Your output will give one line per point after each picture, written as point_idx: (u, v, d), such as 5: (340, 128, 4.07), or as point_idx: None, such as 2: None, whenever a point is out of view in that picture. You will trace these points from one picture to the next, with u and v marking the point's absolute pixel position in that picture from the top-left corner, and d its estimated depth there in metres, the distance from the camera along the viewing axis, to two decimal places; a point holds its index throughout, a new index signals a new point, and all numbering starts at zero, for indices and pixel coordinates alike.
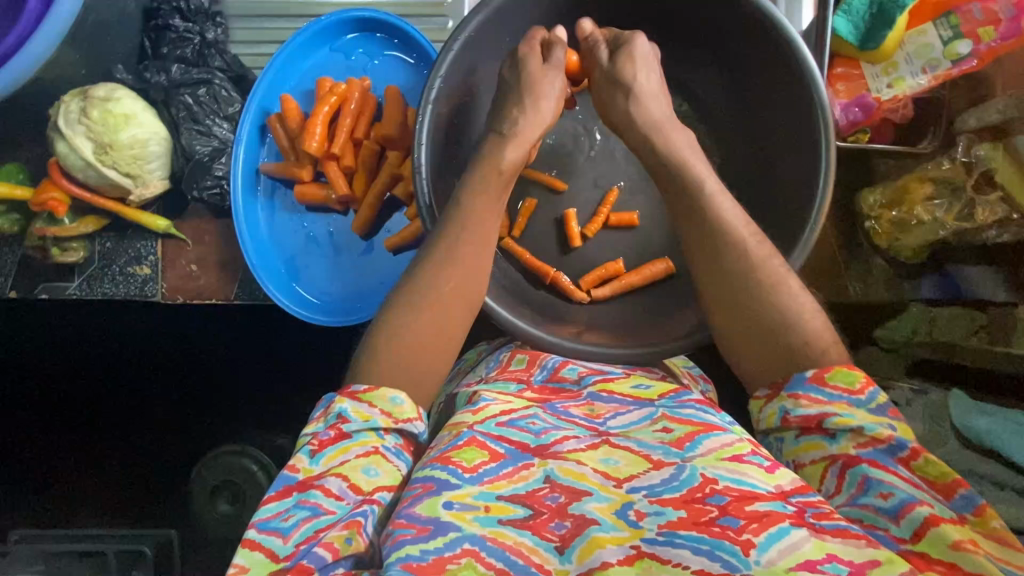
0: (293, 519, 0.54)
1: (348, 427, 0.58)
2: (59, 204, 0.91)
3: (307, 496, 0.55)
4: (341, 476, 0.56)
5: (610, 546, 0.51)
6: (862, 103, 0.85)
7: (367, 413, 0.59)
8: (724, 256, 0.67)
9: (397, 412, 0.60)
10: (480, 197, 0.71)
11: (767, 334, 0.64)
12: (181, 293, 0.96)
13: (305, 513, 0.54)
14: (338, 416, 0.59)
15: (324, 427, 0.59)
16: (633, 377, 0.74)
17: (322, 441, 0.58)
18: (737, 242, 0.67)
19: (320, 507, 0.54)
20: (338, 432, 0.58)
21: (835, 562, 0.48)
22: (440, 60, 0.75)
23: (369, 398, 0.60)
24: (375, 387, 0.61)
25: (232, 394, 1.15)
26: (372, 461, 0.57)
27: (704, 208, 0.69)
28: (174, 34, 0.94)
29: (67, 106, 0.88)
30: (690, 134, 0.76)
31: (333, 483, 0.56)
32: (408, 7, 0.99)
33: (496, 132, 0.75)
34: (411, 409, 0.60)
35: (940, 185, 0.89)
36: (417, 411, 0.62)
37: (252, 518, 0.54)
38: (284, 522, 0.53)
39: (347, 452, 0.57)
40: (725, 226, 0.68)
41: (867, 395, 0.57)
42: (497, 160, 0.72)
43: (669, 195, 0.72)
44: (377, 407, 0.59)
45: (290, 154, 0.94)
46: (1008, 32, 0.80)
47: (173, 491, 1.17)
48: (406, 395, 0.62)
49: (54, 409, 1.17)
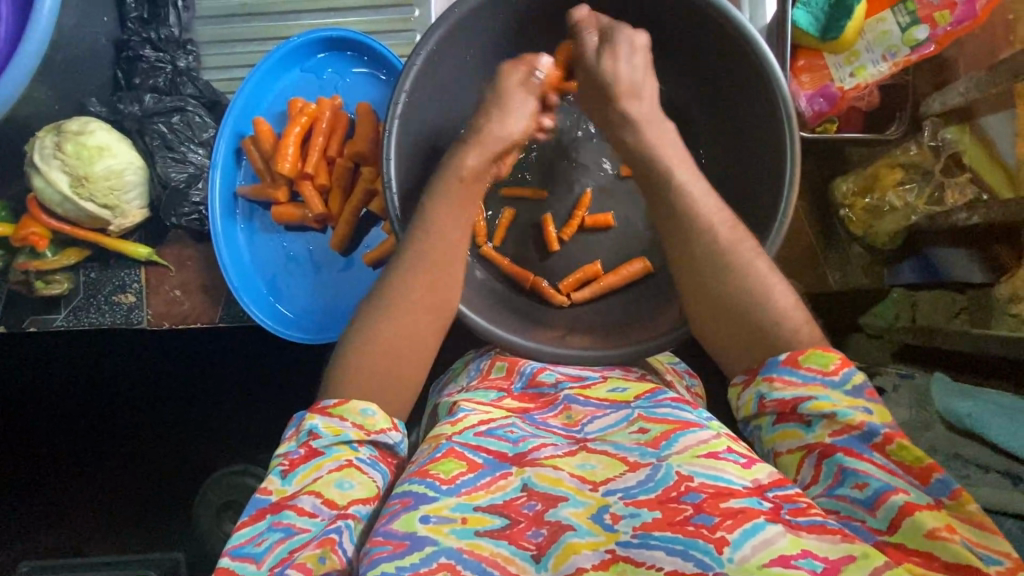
0: (266, 543, 0.54)
1: (318, 443, 0.59)
2: (40, 238, 0.92)
3: (280, 517, 0.55)
4: (314, 493, 0.56)
5: (585, 551, 0.51)
6: (826, 93, 0.86)
7: (338, 427, 0.60)
8: (691, 249, 0.67)
9: (369, 424, 0.61)
10: (445, 206, 0.72)
11: (736, 326, 0.64)
12: (168, 319, 0.96)
13: (279, 535, 0.54)
14: (308, 432, 0.60)
15: (295, 445, 0.59)
16: (609, 382, 0.74)
17: (293, 459, 0.58)
18: (701, 235, 0.67)
19: (293, 527, 0.55)
20: (309, 450, 0.59)
21: (810, 558, 0.48)
22: (404, 75, 0.75)
23: (340, 412, 0.61)
24: (345, 400, 0.62)
25: (227, 415, 1.16)
26: (345, 474, 0.58)
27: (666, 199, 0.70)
28: (146, 64, 0.96)
29: (41, 142, 0.89)
30: (672, 127, 0.75)
31: (306, 502, 0.56)
32: (375, 23, 1.00)
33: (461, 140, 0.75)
34: (383, 420, 0.62)
35: (910, 170, 0.91)
36: (392, 422, 0.63)
37: (224, 547, 0.55)
38: (257, 547, 0.54)
39: (320, 468, 0.57)
40: (688, 217, 0.68)
41: (841, 376, 0.57)
42: (459, 165, 0.73)
43: (642, 182, 0.73)
44: (348, 420, 0.60)
45: (266, 175, 0.95)
46: (964, 15, 0.81)
47: (176, 515, 1.18)
48: (378, 406, 0.63)
49: (52, 440, 1.18)
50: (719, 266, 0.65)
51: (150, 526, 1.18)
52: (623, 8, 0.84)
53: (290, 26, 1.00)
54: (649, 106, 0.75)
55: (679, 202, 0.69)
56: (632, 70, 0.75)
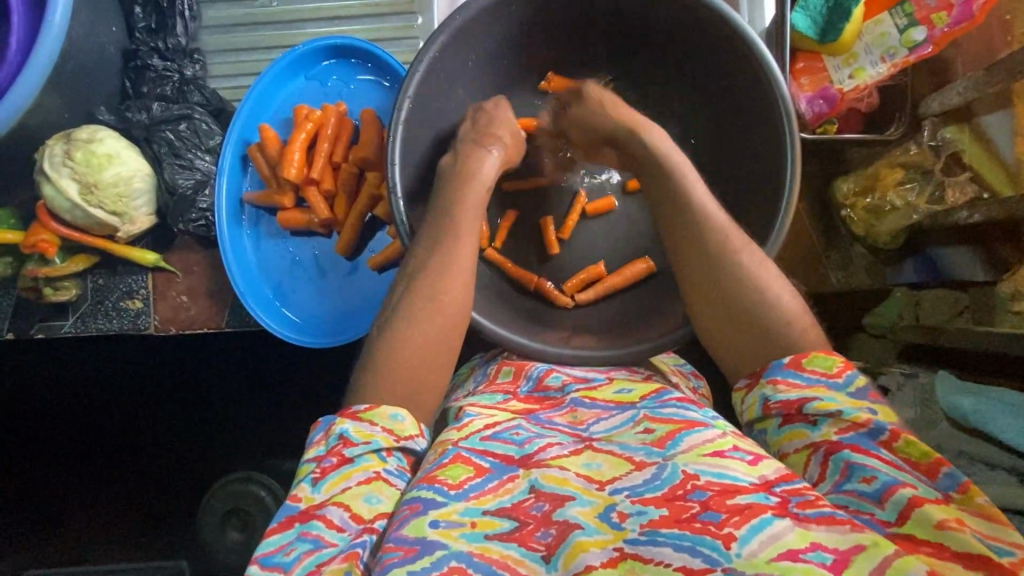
0: (295, 553, 0.54)
1: (350, 452, 0.58)
2: (49, 246, 0.93)
3: (309, 527, 0.55)
4: (342, 506, 0.56)
5: (593, 549, 0.52)
6: (825, 95, 0.88)
7: (369, 432, 0.60)
8: (704, 246, 0.69)
9: (399, 430, 0.61)
10: (468, 207, 0.74)
11: (744, 321, 0.65)
12: (174, 324, 0.97)
13: (307, 546, 0.54)
14: (340, 438, 0.59)
15: (326, 452, 0.59)
16: (615, 383, 0.74)
17: (324, 467, 0.58)
18: (714, 231, 0.69)
19: (321, 539, 0.55)
20: (341, 457, 0.58)
21: (819, 550, 0.49)
22: (407, 81, 0.76)
23: (370, 417, 0.61)
24: (375, 405, 0.62)
25: (235, 419, 1.16)
26: (373, 488, 0.57)
27: (685, 197, 0.71)
28: (154, 73, 0.98)
29: (50, 150, 0.89)
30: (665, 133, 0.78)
31: (334, 514, 0.56)
32: (378, 32, 1.01)
33: (473, 142, 0.79)
34: (412, 426, 0.62)
35: (911, 170, 0.93)
36: (419, 428, 0.64)
37: (253, 554, 0.54)
38: (286, 557, 0.54)
39: (349, 478, 0.57)
40: (703, 219, 0.70)
41: (845, 379, 0.58)
42: (481, 176, 0.76)
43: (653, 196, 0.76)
44: (378, 424, 0.60)
45: (272, 182, 0.96)
46: (961, 16, 0.81)
47: (183, 522, 1.18)
48: (406, 412, 0.63)
49: (63, 447, 1.18)
50: (715, 269, 0.68)
51: (158, 532, 1.18)
52: (623, 15, 0.85)
53: (294, 34, 1.02)
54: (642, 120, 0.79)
55: (681, 196, 0.72)
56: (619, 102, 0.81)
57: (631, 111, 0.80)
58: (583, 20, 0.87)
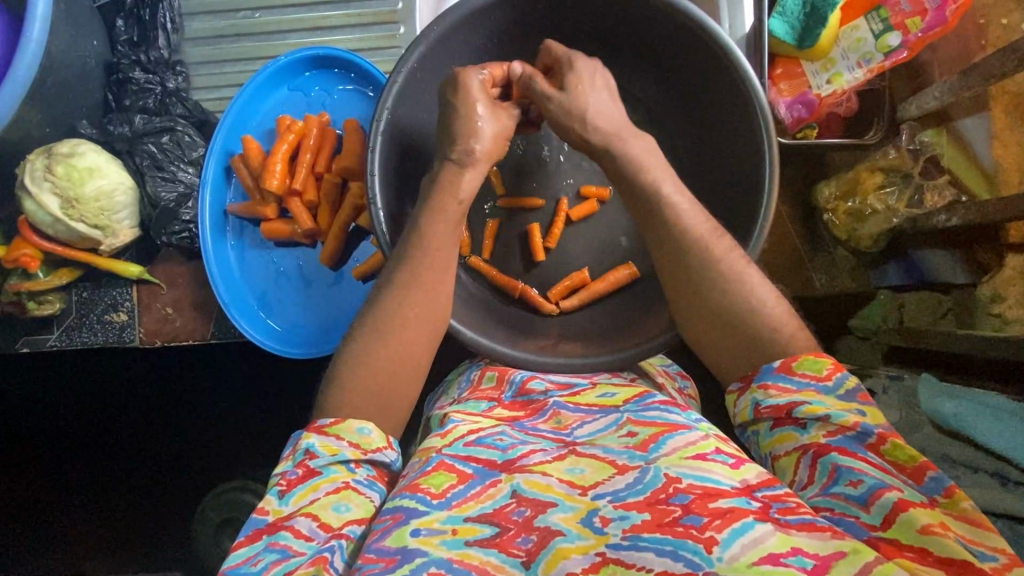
0: (263, 562, 0.53)
1: (315, 463, 0.59)
2: (31, 260, 0.92)
3: (276, 538, 0.55)
4: (310, 516, 0.56)
5: (575, 556, 0.51)
6: (804, 101, 0.88)
7: (335, 446, 0.60)
8: (689, 253, 0.68)
9: (366, 443, 0.61)
10: (433, 219, 0.71)
11: (731, 326, 0.65)
12: (159, 336, 0.97)
13: (275, 556, 0.54)
14: (305, 452, 0.60)
15: (292, 465, 0.59)
16: (599, 387, 0.74)
17: (290, 480, 0.58)
18: (697, 239, 0.68)
19: (289, 549, 0.54)
20: (306, 469, 0.58)
21: (800, 555, 0.48)
22: (386, 92, 0.76)
23: (337, 431, 0.61)
24: (340, 420, 0.62)
25: (223, 429, 1.15)
26: (342, 497, 0.58)
27: (659, 209, 0.70)
28: (136, 86, 0.98)
29: (32, 165, 0.89)
30: (649, 141, 0.74)
31: (302, 523, 0.56)
32: (360, 41, 1.01)
33: (444, 155, 0.74)
34: (379, 439, 0.62)
35: (890, 173, 0.94)
36: (388, 440, 0.64)
37: (221, 567, 0.54)
38: (254, 567, 0.53)
39: (316, 489, 0.58)
40: (681, 228, 0.69)
41: (834, 381, 0.58)
42: (450, 186, 0.72)
43: (629, 203, 0.73)
44: (344, 439, 0.60)
45: (254, 192, 0.96)
46: (934, 21, 0.82)
47: (172, 535, 1.17)
48: (373, 425, 0.63)
49: (52, 462, 1.18)
50: (697, 277, 0.67)
51: (148, 545, 1.17)
52: (599, 24, 0.85)
53: (276, 45, 1.02)
54: (624, 122, 0.74)
55: (658, 206, 0.70)
56: (600, 102, 0.74)
57: (613, 119, 0.74)
58: (562, 29, 0.87)
